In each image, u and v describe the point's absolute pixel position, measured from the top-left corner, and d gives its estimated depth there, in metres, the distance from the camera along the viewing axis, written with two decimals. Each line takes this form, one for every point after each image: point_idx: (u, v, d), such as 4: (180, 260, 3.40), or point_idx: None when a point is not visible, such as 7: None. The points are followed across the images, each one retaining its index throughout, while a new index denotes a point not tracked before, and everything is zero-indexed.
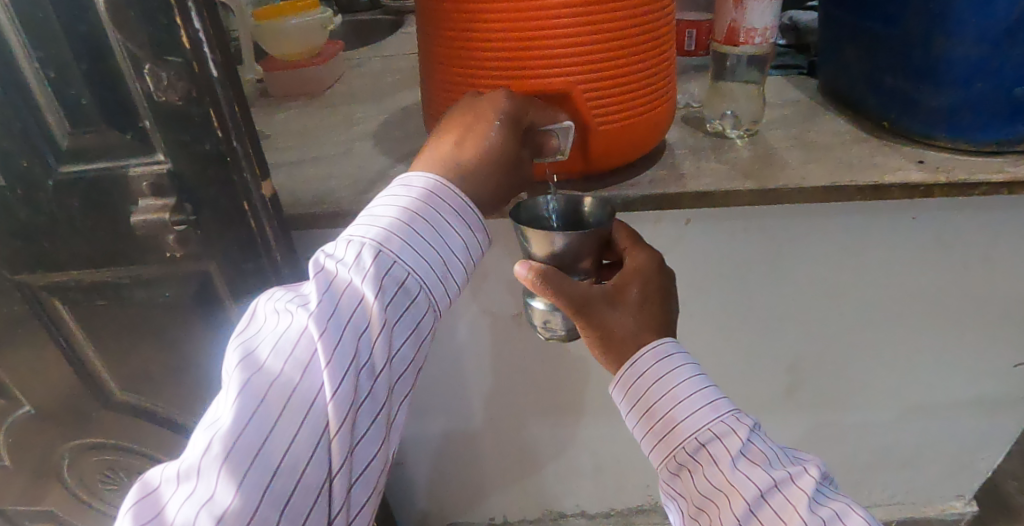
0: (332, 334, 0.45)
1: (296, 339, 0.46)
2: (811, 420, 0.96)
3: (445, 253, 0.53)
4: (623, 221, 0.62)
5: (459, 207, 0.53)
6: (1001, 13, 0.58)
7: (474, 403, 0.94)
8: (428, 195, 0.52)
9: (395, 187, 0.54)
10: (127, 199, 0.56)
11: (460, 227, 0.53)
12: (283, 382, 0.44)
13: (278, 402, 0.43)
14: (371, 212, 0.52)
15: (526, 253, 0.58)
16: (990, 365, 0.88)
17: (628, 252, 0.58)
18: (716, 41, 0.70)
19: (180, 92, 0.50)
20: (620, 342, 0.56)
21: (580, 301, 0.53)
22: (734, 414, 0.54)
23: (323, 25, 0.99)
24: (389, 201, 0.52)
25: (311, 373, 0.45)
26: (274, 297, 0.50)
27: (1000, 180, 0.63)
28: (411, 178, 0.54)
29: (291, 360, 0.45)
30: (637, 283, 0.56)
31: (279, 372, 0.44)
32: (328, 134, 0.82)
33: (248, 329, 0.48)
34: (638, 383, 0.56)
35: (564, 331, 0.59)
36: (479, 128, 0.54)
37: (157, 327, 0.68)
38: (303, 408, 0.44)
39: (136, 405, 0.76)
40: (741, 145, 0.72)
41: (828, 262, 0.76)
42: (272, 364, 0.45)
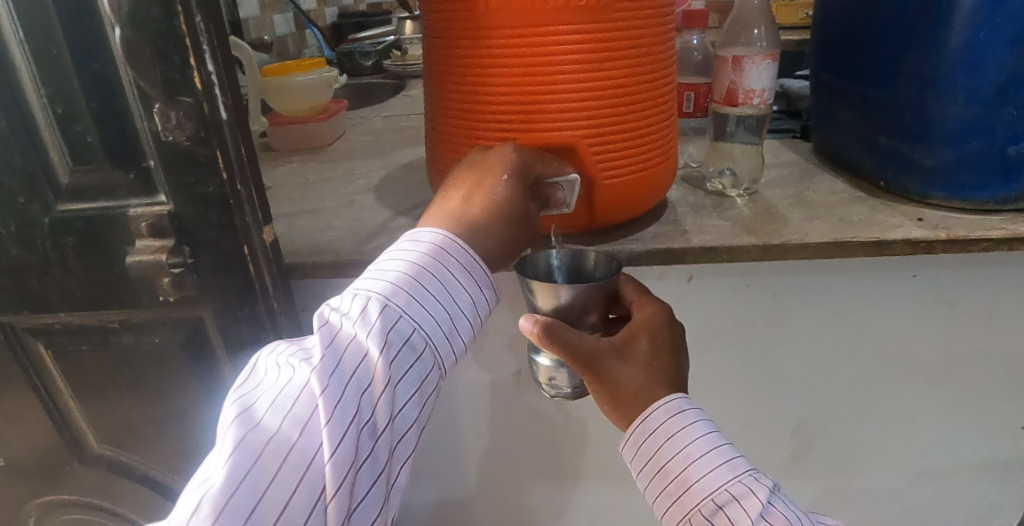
0: (334, 391, 0.44)
1: (296, 395, 0.44)
2: (819, 486, 0.92)
3: (452, 309, 0.52)
4: (631, 275, 0.61)
5: (466, 262, 0.52)
6: (990, 77, 0.61)
7: (468, 465, 0.90)
8: (437, 250, 0.51)
9: (404, 242, 0.53)
10: (124, 240, 0.55)
11: (468, 283, 0.52)
12: (281, 440, 0.43)
13: (274, 461, 0.42)
14: (379, 266, 0.52)
15: (531, 307, 0.57)
16: (998, 428, 0.86)
17: (638, 305, 0.57)
18: (716, 101, 0.72)
19: (188, 132, 0.50)
20: (630, 398, 0.53)
21: (588, 355, 0.51)
22: (751, 473, 0.53)
23: (330, 83, 1.01)
24: (398, 255, 0.52)
25: (310, 430, 0.43)
26: (277, 350, 0.49)
27: (1002, 236, 0.63)
28: (420, 233, 0.53)
29: (290, 417, 0.43)
30: (646, 335, 0.54)
31: (277, 429, 0.43)
32: (331, 185, 0.82)
33: (248, 383, 0.47)
34: (650, 441, 0.53)
35: (570, 389, 0.57)
36: (486, 183, 0.53)
37: (143, 376, 0.65)
38: (300, 467, 0.42)
39: (112, 459, 0.72)
40: (743, 203, 0.72)
41: (832, 320, 0.75)
42: (270, 420, 0.43)
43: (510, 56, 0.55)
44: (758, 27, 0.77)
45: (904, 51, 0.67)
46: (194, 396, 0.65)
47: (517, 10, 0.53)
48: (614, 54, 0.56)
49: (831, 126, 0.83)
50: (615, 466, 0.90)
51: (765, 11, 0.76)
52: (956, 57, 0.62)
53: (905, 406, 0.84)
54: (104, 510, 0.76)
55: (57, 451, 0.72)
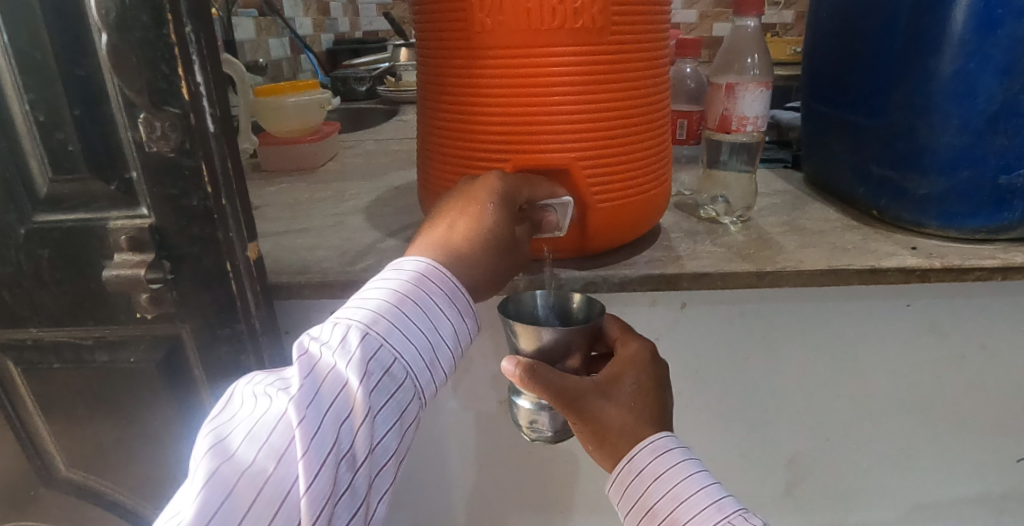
0: (311, 422, 0.42)
1: (273, 425, 0.42)
2: (813, 521, 0.90)
3: (434, 339, 0.50)
4: (615, 315, 0.60)
5: (449, 290, 0.51)
6: (981, 106, 0.62)
7: (454, 496, 0.87)
8: (420, 278, 0.50)
9: (388, 270, 0.52)
10: (102, 253, 0.54)
11: (451, 311, 0.51)
12: (255, 471, 0.41)
13: (249, 493, 0.40)
14: (361, 295, 0.50)
15: (514, 348, 0.56)
16: (995, 461, 0.85)
17: (621, 342, 0.56)
18: (709, 129, 0.72)
19: (172, 142, 0.49)
20: (616, 438, 0.52)
21: (571, 395, 0.50)
22: (741, 514, 0.50)
23: (322, 105, 1.01)
24: (380, 284, 0.50)
25: (286, 462, 0.42)
26: (255, 379, 0.47)
27: (995, 265, 0.63)
28: (403, 261, 0.52)
29: (266, 448, 0.42)
30: (632, 372, 0.53)
31: (252, 461, 0.41)
32: (320, 206, 0.81)
33: (223, 412, 0.45)
34: (637, 482, 0.52)
35: (552, 432, 0.56)
36: (474, 205, 0.52)
37: (116, 397, 0.63)
38: (275, 501, 0.41)
39: (81, 484, 0.68)
40: (735, 230, 0.72)
41: (826, 350, 0.74)
42: (245, 451, 0.42)
43: (503, 76, 0.55)
44: (752, 55, 0.78)
45: (895, 81, 0.68)
46: (169, 420, 0.63)
47: (511, 29, 0.53)
48: (608, 75, 0.56)
49: (823, 156, 0.83)
50: (605, 499, 0.87)
51: (757, 40, 0.77)
52: (946, 86, 0.63)
53: (899, 438, 0.83)
54: None
55: (23, 474, 0.69)
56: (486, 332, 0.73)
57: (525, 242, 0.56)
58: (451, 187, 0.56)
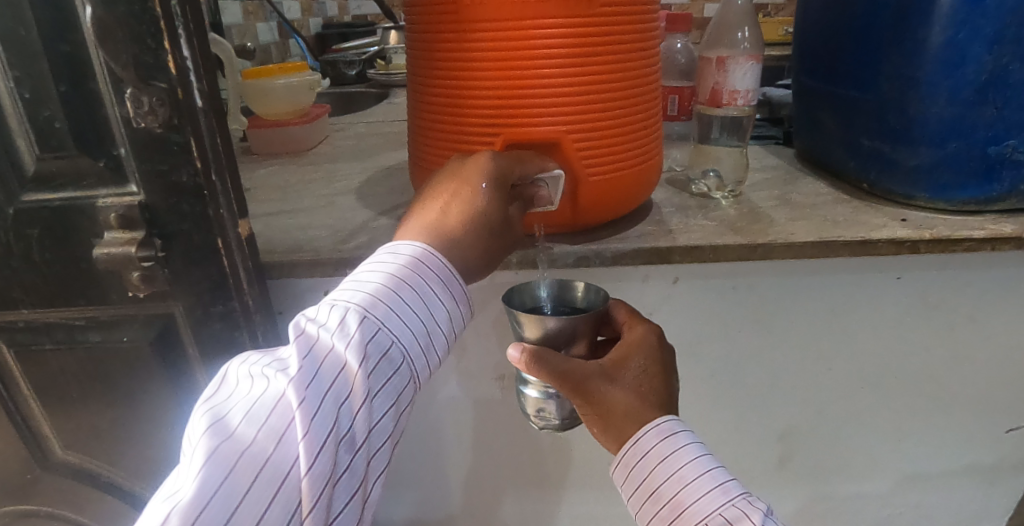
0: (311, 403, 0.42)
1: (272, 405, 0.42)
2: (805, 493, 0.91)
3: (429, 323, 0.51)
4: (624, 300, 0.61)
5: (444, 275, 0.51)
6: (970, 77, 0.62)
7: (450, 475, 0.88)
8: (415, 262, 0.50)
9: (381, 253, 0.52)
10: (93, 231, 0.53)
11: (445, 296, 0.51)
12: (255, 452, 0.40)
13: (249, 474, 0.40)
14: (356, 277, 0.50)
15: (519, 337, 0.56)
16: (984, 431, 0.86)
17: (629, 326, 0.57)
18: (700, 103, 0.72)
19: (160, 118, 0.48)
20: (621, 420, 0.52)
21: (575, 379, 0.50)
22: (745, 497, 0.51)
23: (312, 86, 1.00)
24: (376, 267, 0.50)
25: (286, 443, 0.41)
26: (249, 359, 0.46)
27: (984, 236, 0.64)
28: (397, 245, 0.52)
29: (265, 429, 0.41)
30: (638, 356, 0.53)
31: (252, 440, 0.41)
32: (311, 187, 0.81)
33: (218, 393, 0.44)
34: (642, 464, 0.52)
35: (559, 419, 0.57)
36: (467, 187, 0.52)
37: (111, 378, 0.63)
38: (274, 482, 0.40)
39: (77, 466, 0.68)
40: (727, 205, 0.72)
41: (817, 322, 0.75)
42: (245, 430, 0.41)
43: (491, 49, 0.55)
44: (742, 29, 0.77)
45: (885, 54, 0.68)
46: (164, 400, 0.63)
47: (499, 2, 0.53)
48: (597, 47, 0.56)
49: (814, 132, 0.84)
50: (600, 476, 0.88)
51: (748, 14, 0.77)
52: (935, 57, 0.63)
53: (890, 410, 0.84)
54: (69, 521, 0.72)
55: (18, 458, 0.69)
56: (478, 311, 0.73)
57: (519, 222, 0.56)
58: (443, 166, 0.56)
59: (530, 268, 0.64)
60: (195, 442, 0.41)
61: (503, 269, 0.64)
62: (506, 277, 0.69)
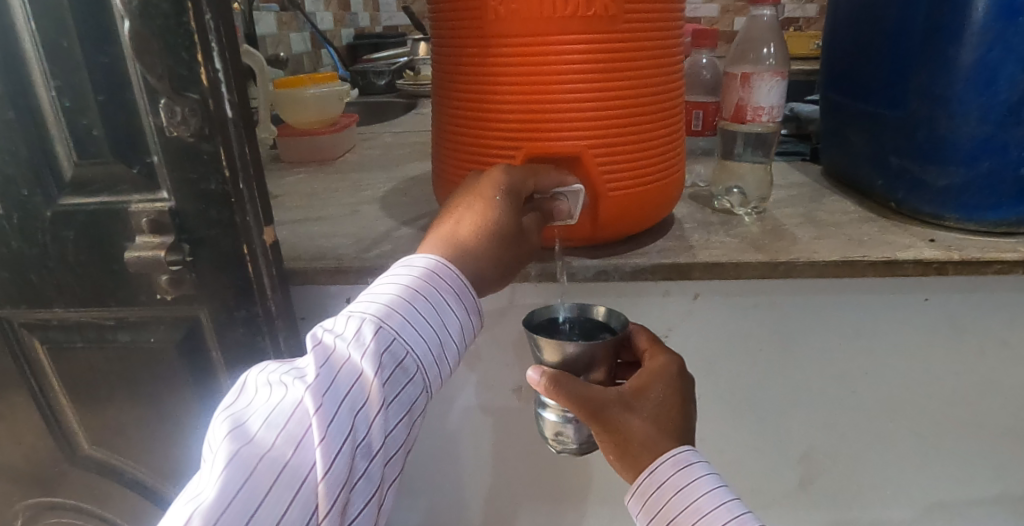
0: (328, 409, 0.43)
1: (290, 412, 0.43)
2: (827, 517, 0.89)
3: (442, 335, 0.51)
4: (645, 325, 0.60)
5: (458, 287, 0.51)
6: (1003, 95, 0.61)
7: (465, 485, 0.88)
8: (430, 274, 0.51)
9: (397, 267, 0.53)
10: (125, 235, 0.55)
11: (459, 308, 0.52)
12: (274, 456, 0.41)
13: (268, 478, 0.40)
14: (371, 290, 0.51)
15: (538, 360, 0.56)
16: (1016, 461, 0.83)
17: (650, 354, 0.56)
18: (725, 119, 0.71)
19: (192, 128, 0.50)
20: (638, 449, 0.51)
21: (594, 406, 0.50)
22: None
23: (341, 96, 1.02)
24: (392, 279, 0.51)
25: (304, 448, 0.42)
26: (267, 368, 0.47)
27: (1016, 259, 0.62)
28: (413, 259, 0.53)
29: (284, 434, 0.42)
30: (659, 385, 0.53)
31: (271, 445, 0.41)
32: (337, 195, 0.82)
33: (237, 400, 0.45)
34: (657, 494, 0.51)
35: (576, 444, 0.57)
36: (483, 202, 0.52)
37: (138, 378, 0.64)
38: (292, 486, 0.41)
39: (104, 462, 0.70)
40: (750, 221, 0.71)
41: (841, 342, 0.74)
42: (264, 436, 0.42)
43: (514, 64, 0.55)
44: (768, 45, 0.77)
45: (915, 71, 0.67)
46: (187, 400, 0.64)
47: (523, 18, 0.53)
48: (620, 63, 0.56)
49: (841, 149, 0.82)
50: (615, 491, 0.87)
51: (774, 30, 0.76)
52: (966, 75, 0.62)
53: (917, 435, 0.81)
54: (93, 515, 0.74)
55: (48, 452, 0.71)
56: (497, 323, 0.73)
57: (536, 234, 0.56)
58: (462, 182, 0.57)
59: (549, 281, 0.64)
60: (217, 447, 0.42)
61: (522, 281, 0.64)
62: (526, 289, 0.70)
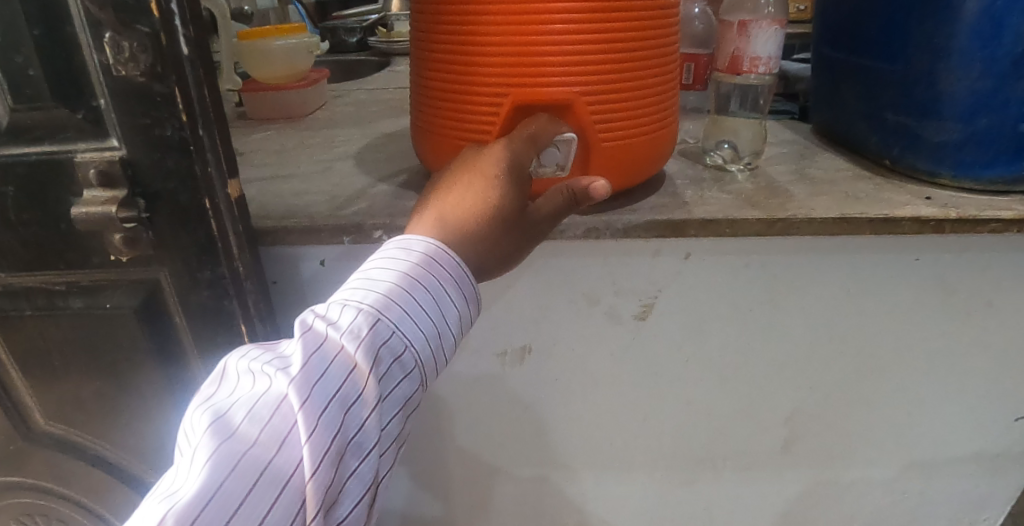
0: (315, 404, 0.40)
1: (275, 405, 0.39)
2: (809, 478, 0.90)
3: (441, 326, 0.48)
4: None
5: (457, 276, 0.48)
6: (1008, 47, 0.58)
7: (448, 454, 0.85)
8: (429, 261, 0.48)
9: (392, 247, 0.49)
10: (72, 189, 0.50)
11: (458, 298, 0.49)
12: (256, 454, 0.38)
13: (249, 477, 0.37)
14: (366, 274, 0.48)
15: None
16: (992, 419, 0.84)
17: None
18: (720, 71, 0.68)
19: (142, 66, 0.45)
20: None
21: None
22: None
23: (310, 49, 0.97)
24: (386, 264, 0.48)
25: (289, 445, 0.39)
26: (248, 354, 0.44)
27: (1012, 216, 0.61)
28: (409, 240, 0.49)
29: (268, 429, 0.39)
30: None
31: (254, 441, 0.38)
32: (308, 152, 0.77)
33: (217, 391, 0.41)
34: None
35: None
36: (484, 183, 0.49)
37: (95, 347, 0.60)
38: (276, 485, 0.38)
39: (62, 438, 0.66)
40: (743, 178, 0.69)
41: (831, 302, 0.72)
42: (246, 430, 0.38)
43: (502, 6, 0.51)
44: None
45: (916, 21, 0.65)
46: (150, 370, 0.60)
47: None
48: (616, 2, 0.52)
49: (833, 106, 0.80)
50: (600, 456, 0.86)
51: None
52: (970, 25, 0.59)
53: (901, 395, 0.82)
54: (54, 494, 0.70)
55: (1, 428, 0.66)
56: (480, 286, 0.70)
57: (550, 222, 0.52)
58: (457, 157, 0.53)
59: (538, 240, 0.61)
60: (194, 441, 0.39)
61: None
62: None
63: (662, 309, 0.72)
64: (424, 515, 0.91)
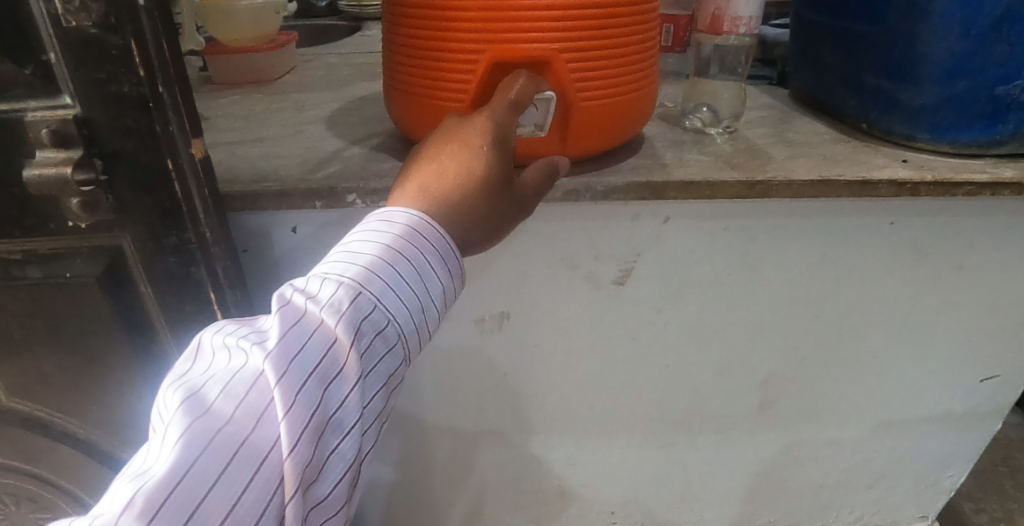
0: (293, 379, 0.38)
1: (251, 381, 0.38)
2: (783, 439, 0.92)
3: (424, 299, 0.47)
4: None
5: (441, 247, 0.47)
6: (988, 8, 0.58)
7: (428, 422, 0.85)
8: (411, 233, 0.46)
9: (373, 220, 0.48)
10: (23, 151, 0.47)
11: (441, 270, 0.48)
12: (231, 431, 0.36)
13: (224, 454, 0.36)
14: (347, 247, 0.46)
15: None
16: (959, 380, 0.87)
17: None
18: (700, 31, 0.67)
19: (94, 16, 0.42)
20: None
21: None
22: None
23: (278, 10, 0.93)
24: (367, 235, 0.46)
25: (266, 422, 0.37)
26: (223, 329, 0.42)
27: (985, 179, 0.62)
28: (392, 212, 0.48)
29: (244, 405, 0.37)
30: None
31: (229, 418, 0.37)
32: (277, 116, 0.74)
33: (191, 368, 0.40)
34: None
35: None
36: (467, 155, 0.48)
37: (56, 319, 0.57)
38: (252, 463, 0.36)
39: (24, 414, 0.63)
40: (722, 141, 0.68)
41: (807, 266, 0.73)
42: (221, 406, 0.37)
43: None
44: None
45: None
46: (115, 341, 0.58)
47: None
48: None
49: (812, 70, 0.80)
50: (579, 422, 0.87)
51: None
52: None
53: (873, 357, 0.83)
54: (19, 472, 0.67)
55: None
56: None
57: (533, 195, 0.52)
58: (439, 127, 0.51)
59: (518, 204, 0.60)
60: (166, 418, 0.37)
61: None
62: None
63: (640, 274, 0.71)
64: (405, 484, 0.91)
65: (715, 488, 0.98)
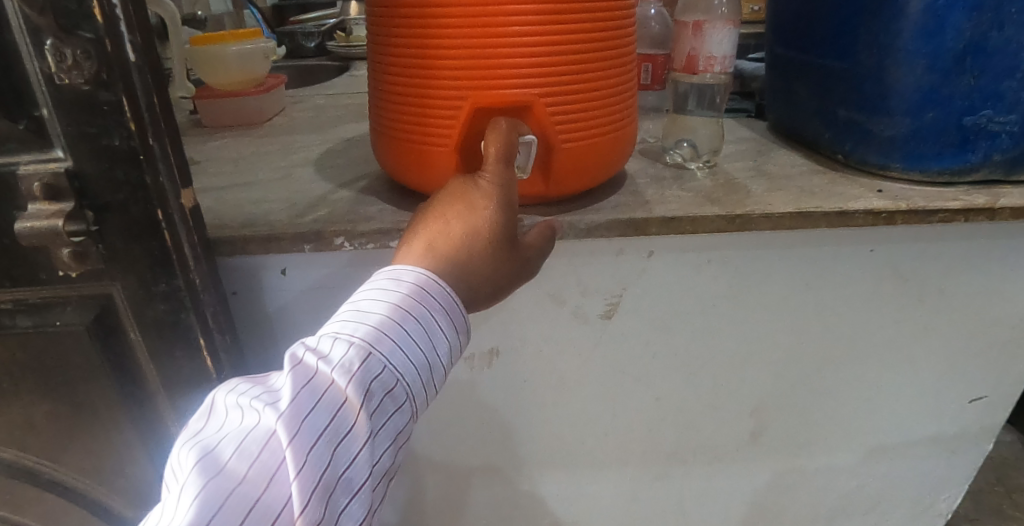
0: (304, 440, 0.40)
1: (264, 441, 0.39)
2: (777, 467, 0.92)
3: (432, 357, 0.48)
4: None
5: (447, 305, 0.48)
6: (950, 43, 0.61)
7: (420, 459, 0.85)
8: (419, 291, 0.47)
9: (382, 278, 0.49)
10: (15, 203, 0.48)
11: (448, 328, 0.49)
12: (244, 491, 0.38)
13: (237, 514, 0.37)
14: (355, 305, 0.47)
15: None
16: (947, 402, 0.87)
17: None
18: (676, 70, 0.69)
19: (87, 73, 0.44)
20: None
21: None
22: None
23: (267, 54, 0.95)
24: (376, 293, 0.47)
25: (278, 482, 0.39)
26: (237, 389, 0.43)
27: (958, 207, 0.64)
28: (400, 270, 0.49)
29: (257, 465, 0.39)
30: None
31: (242, 478, 0.38)
32: (266, 159, 0.76)
33: (206, 426, 0.41)
34: None
35: None
36: (473, 214, 0.49)
37: (44, 368, 0.57)
38: (264, 522, 0.38)
39: (10, 464, 0.62)
40: (702, 175, 0.70)
41: (791, 295, 0.74)
42: (235, 466, 0.38)
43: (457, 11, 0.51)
44: None
45: (862, 21, 0.67)
46: (105, 388, 0.58)
47: None
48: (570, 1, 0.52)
49: (788, 104, 0.82)
50: (573, 456, 0.87)
51: None
52: (915, 23, 0.61)
53: (861, 382, 0.84)
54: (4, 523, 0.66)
55: None
56: None
57: (533, 253, 0.54)
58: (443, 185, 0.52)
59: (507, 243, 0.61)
60: (183, 477, 0.39)
61: None
62: None
63: (628, 307, 0.72)
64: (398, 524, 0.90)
65: (711, 518, 0.97)
